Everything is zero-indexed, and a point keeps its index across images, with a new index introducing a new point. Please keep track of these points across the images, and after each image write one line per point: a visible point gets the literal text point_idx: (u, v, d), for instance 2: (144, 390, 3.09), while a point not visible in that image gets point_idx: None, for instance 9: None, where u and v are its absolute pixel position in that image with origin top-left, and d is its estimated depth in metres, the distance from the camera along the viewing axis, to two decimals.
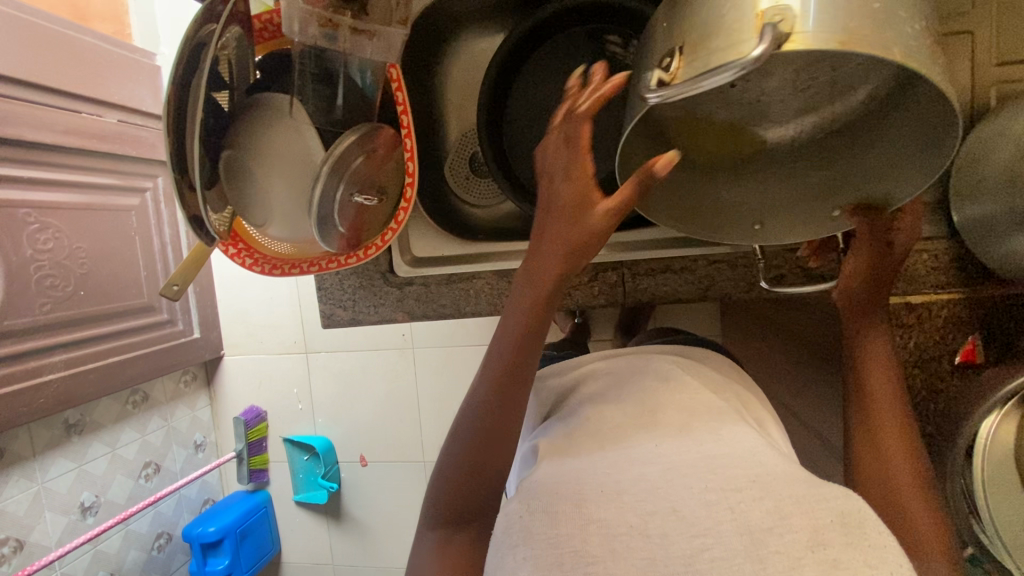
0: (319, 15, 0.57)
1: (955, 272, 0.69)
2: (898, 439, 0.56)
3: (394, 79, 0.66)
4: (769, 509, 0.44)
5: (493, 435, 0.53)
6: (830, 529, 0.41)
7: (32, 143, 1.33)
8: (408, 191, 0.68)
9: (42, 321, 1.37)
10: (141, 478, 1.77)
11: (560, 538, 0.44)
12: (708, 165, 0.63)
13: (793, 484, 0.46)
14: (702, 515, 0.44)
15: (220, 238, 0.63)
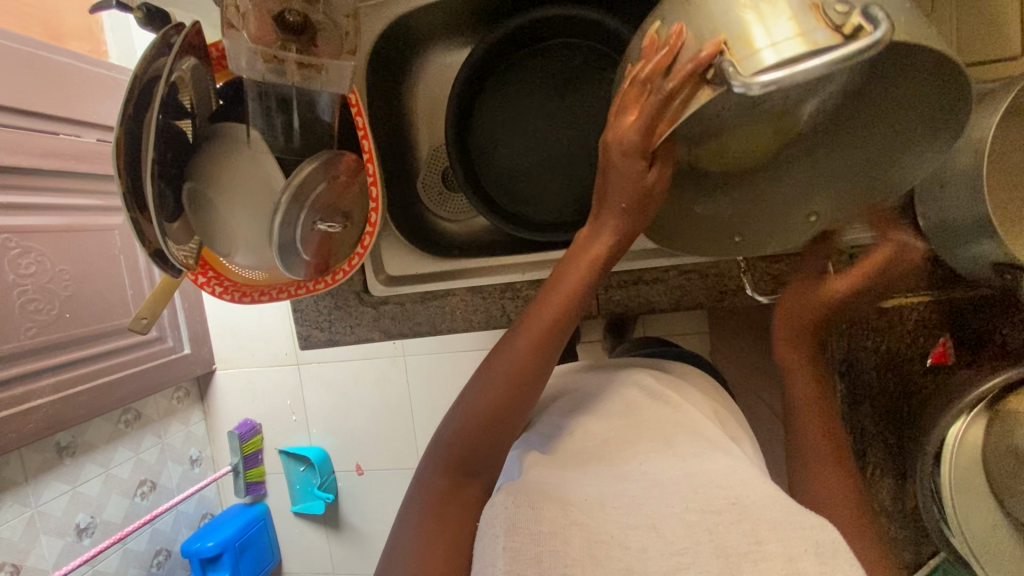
0: (263, 51, 0.58)
1: (925, 275, 0.69)
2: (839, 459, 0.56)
3: (354, 104, 0.65)
4: (745, 532, 0.45)
5: (483, 444, 0.53)
6: (804, 559, 0.43)
7: (9, 168, 1.32)
8: (373, 215, 0.69)
9: (28, 346, 1.37)
10: (137, 496, 1.77)
11: (543, 535, 0.44)
12: (690, 179, 0.65)
13: (766, 507, 0.47)
14: (680, 535, 0.46)
15: (187, 269, 0.63)
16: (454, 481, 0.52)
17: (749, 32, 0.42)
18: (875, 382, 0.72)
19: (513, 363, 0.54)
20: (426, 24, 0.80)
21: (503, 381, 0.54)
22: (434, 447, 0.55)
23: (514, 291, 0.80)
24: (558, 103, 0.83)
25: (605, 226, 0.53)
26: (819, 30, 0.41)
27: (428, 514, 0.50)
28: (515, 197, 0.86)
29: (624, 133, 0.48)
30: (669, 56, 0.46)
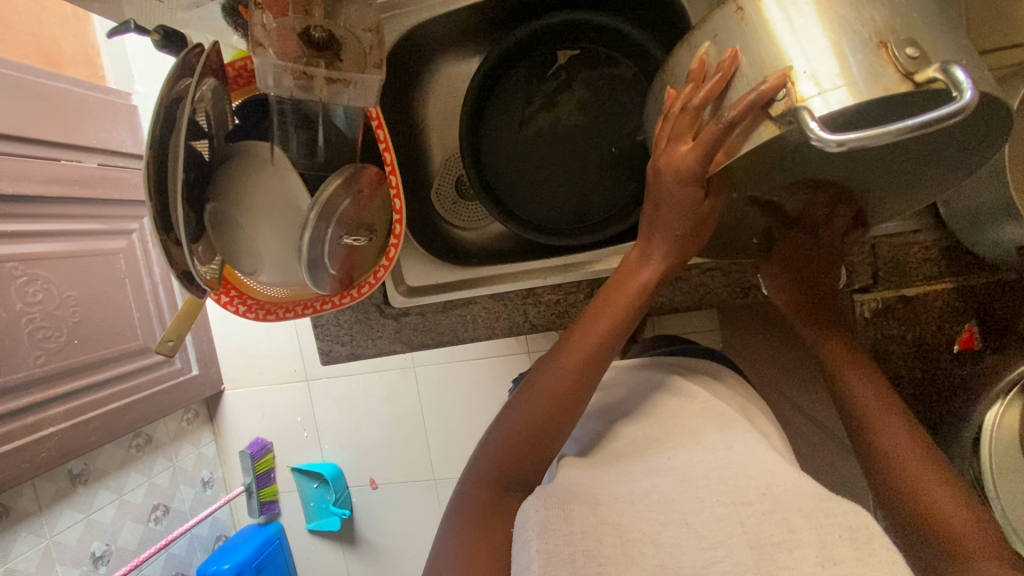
0: (292, 67, 0.59)
1: (946, 262, 0.69)
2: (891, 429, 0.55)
3: (375, 118, 0.65)
4: (778, 522, 0.44)
5: (523, 459, 0.54)
6: (840, 546, 0.41)
7: (13, 196, 1.32)
8: (396, 227, 0.68)
9: (37, 375, 1.35)
10: (151, 521, 1.75)
11: (576, 537, 0.43)
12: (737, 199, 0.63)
13: (801, 496, 0.46)
14: (713, 528, 0.45)
15: (210, 288, 0.62)
16: (493, 494, 0.53)
17: (815, 71, 0.43)
18: (903, 370, 0.73)
19: (562, 379, 0.55)
20: (433, 34, 0.80)
21: (547, 399, 0.55)
22: (476, 460, 0.56)
23: (535, 297, 0.80)
24: (569, 107, 0.84)
25: (656, 251, 0.56)
26: (888, 75, 0.41)
27: (465, 526, 0.51)
28: (533, 202, 0.86)
29: (680, 160, 0.50)
30: (723, 81, 0.48)
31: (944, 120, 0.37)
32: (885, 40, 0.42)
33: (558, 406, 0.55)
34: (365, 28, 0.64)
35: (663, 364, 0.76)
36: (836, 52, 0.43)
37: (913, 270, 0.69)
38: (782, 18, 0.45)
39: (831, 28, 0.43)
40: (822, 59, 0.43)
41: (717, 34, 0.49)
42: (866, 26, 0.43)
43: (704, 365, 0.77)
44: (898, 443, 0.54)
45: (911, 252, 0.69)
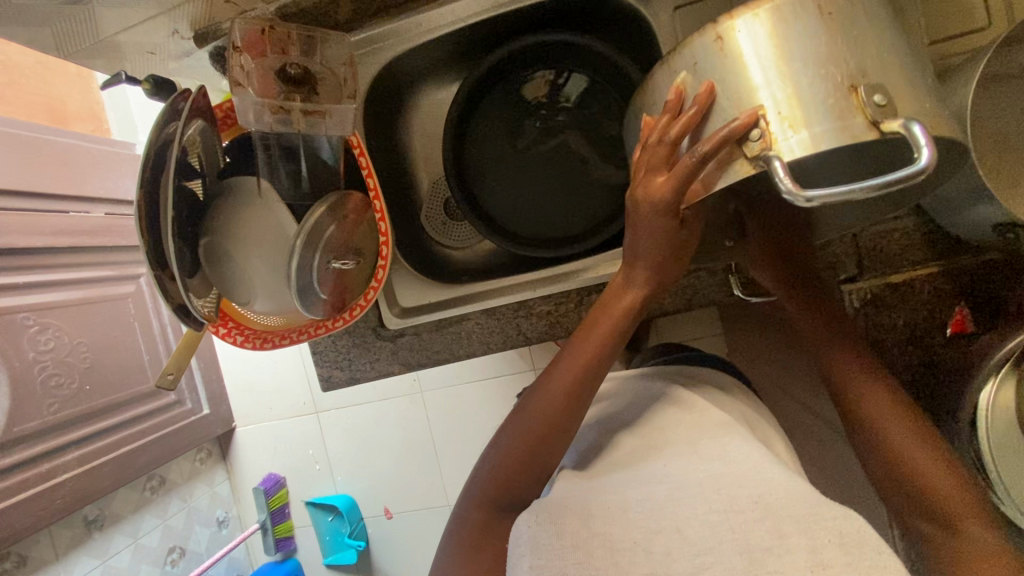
0: (271, 103, 0.63)
1: (929, 246, 0.69)
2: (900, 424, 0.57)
3: (356, 146, 0.66)
4: (768, 529, 0.44)
5: (516, 481, 0.55)
6: (829, 551, 0.42)
7: (24, 249, 1.37)
8: (383, 249, 0.69)
9: (51, 422, 1.38)
10: (167, 564, 1.75)
11: (567, 552, 0.45)
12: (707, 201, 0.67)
13: (793, 501, 0.46)
14: (705, 533, 0.45)
15: (209, 322, 0.65)
16: (488, 512, 0.54)
17: (788, 112, 0.44)
18: (898, 359, 0.72)
19: (551, 406, 0.56)
20: (411, 65, 0.83)
21: (538, 423, 0.55)
22: (474, 478, 0.57)
23: (527, 310, 0.81)
24: (552, 121, 0.86)
25: (638, 278, 0.57)
26: (857, 124, 0.43)
27: (459, 543, 0.52)
28: (514, 214, 0.88)
29: (655, 193, 0.50)
30: (699, 114, 0.48)
31: (912, 181, 0.38)
32: (855, 85, 0.44)
33: (545, 433, 0.55)
34: (341, 63, 0.68)
35: (663, 370, 0.77)
36: (810, 98, 0.44)
37: (896, 256, 0.70)
38: (762, 57, 0.46)
39: (807, 67, 0.44)
40: (792, 101, 0.44)
41: (697, 62, 0.49)
42: (837, 64, 0.44)
43: (702, 372, 0.76)
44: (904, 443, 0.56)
45: (892, 239, 0.70)
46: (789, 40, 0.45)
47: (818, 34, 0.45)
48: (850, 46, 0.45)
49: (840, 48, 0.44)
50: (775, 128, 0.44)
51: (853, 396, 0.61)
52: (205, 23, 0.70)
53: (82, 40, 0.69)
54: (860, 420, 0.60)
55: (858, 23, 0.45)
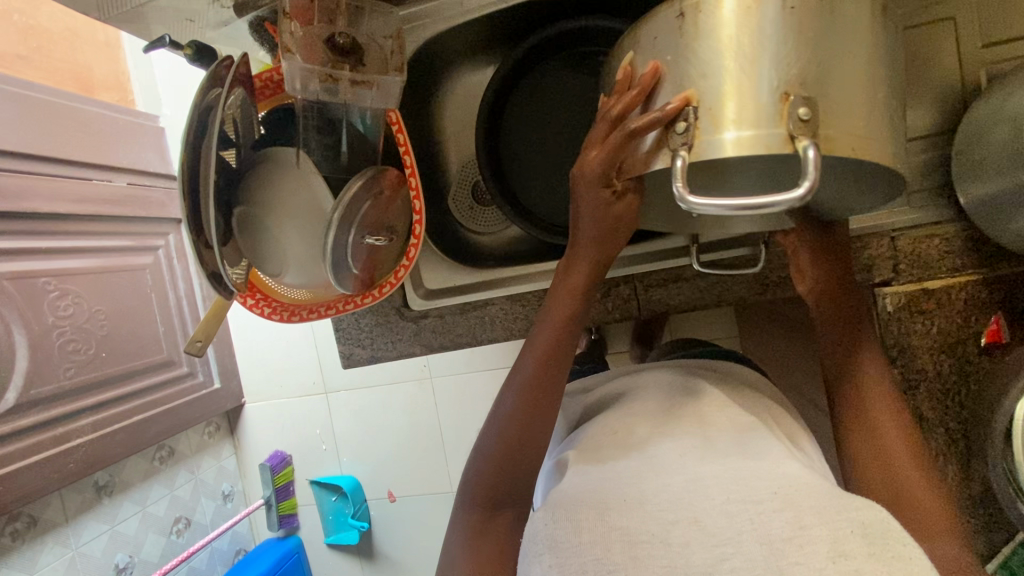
0: (319, 71, 0.62)
1: (968, 253, 0.68)
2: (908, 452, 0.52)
3: (393, 121, 0.67)
4: (788, 519, 0.44)
5: (509, 479, 0.56)
6: (852, 540, 0.42)
7: (47, 214, 1.38)
8: (417, 228, 0.69)
9: (67, 386, 1.40)
10: (173, 534, 1.77)
11: (583, 548, 0.45)
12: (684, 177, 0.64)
13: (812, 494, 0.46)
14: (724, 524, 0.45)
15: (238, 290, 0.64)
16: (483, 513, 0.55)
17: (719, 113, 0.45)
18: (931, 367, 0.71)
19: (513, 400, 0.58)
20: (446, 47, 0.82)
21: (510, 419, 0.57)
22: (468, 477, 0.58)
23: None
24: (586, 108, 0.85)
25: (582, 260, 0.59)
26: (775, 134, 0.44)
27: (472, 556, 0.53)
28: (540, 201, 0.87)
29: (588, 163, 0.53)
30: (642, 94, 0.50)
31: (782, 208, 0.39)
32: (789, 88, 0.44)
33: (516, 430, 0.57)
34: (385, 35, 0.66)
35: (683, 363, 0.78)
36: (751, 99, 0.44)
37: (932, 261, 0.69)
38: (714, 43, 0.45)
39: (749, 62, 0.44)
40: (729, 102, 0.45)
41: (656, 38, 0.50)
42: (775, 66, 0.44)
43: (725, 368, 0.76)
44: (909, 470, 0.51)
45: (930, 245, 0.68)
46: (745, 28, 0.44)
47: (770, 29, 0.44)
48: (800, 48, 0.44)
49: (784, 48, 0.44)
50: (701, 124, 0.45)
51: (862, 412, 0.56)
52: None
53: (123, 3, 0.69)
54: (858, 434, 0.55)
55: (819, 24, 0.44)
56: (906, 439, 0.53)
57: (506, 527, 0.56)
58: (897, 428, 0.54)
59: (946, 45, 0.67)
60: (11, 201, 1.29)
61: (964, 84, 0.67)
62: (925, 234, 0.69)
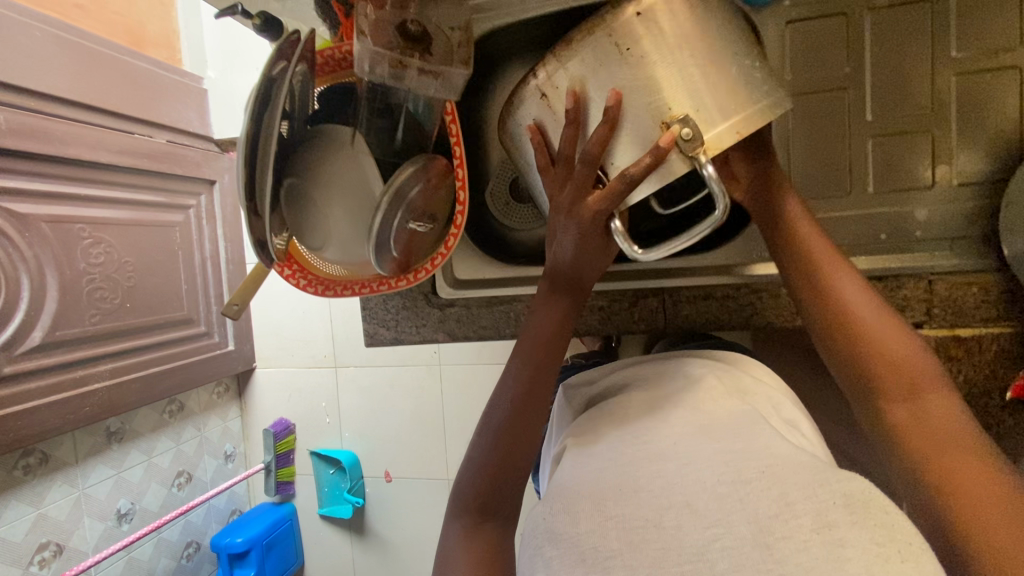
0: (389, 57, 0.59)
1: (1005, 306, 0.68)
2: (915, 389, 0.52)
3: (450, 113, 0.67)
4: (774, 497, 0.43)
5: (500, 492, 0.59)
6: (834, 512, 0.41)
7: (89, 162, 1.41)
8: (458, 218, 0.69)
9: (90, 331, 1.43)
10: (174, 486, 1.81)
11: (580, 538, 0.45)
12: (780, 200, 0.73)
13: (795, 471, 0.45)
14: (713, 507, 0.44)
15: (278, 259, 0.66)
16: (474, 521, 0.58)
17: (628, 146, 0.55)
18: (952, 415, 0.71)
19: (503, 415, 0.60)
20: (502, 42, 0.83)
21: (496, 436, 0.60)
22: (462, 483, 0.60)
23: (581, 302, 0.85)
24: None
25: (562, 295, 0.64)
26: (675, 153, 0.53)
27: (470, 552, 0.55)
28: None
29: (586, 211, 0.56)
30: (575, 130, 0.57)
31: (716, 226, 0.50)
32: (663, 104, 0.53)
33: (503, 446, 0.59)
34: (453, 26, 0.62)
35: (690, 351, 0.76)
36: (642, 130, 0.54)
37: (967, 307, 0.68)
38: (592, 87, 0.56)
39: (631, 98, 0.54)
40: (632, 137, 0.55)
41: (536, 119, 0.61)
42: (641, 93, 0.54)
43: (733, 356, 0.75)
44: (920, 405, 0.51)
45: (968, 293, 0.68)
46: (609, 65, 0.54)
47: (621, 63, 0.54)
48: (650, 69, 0.54)
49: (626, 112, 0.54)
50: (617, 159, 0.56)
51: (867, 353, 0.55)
52: None
53: None
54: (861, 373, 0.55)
55: (656, 47, 0.53)
56: (912, 377, 0.53)
57: (501, 531, 0.58)
58: (902, 363, 0.53)
59: (1005, 91, 0.66)
60: (58, 146, 1.33)
61: (1019, 135, 0.66)
62: (968, 280, 0.68)
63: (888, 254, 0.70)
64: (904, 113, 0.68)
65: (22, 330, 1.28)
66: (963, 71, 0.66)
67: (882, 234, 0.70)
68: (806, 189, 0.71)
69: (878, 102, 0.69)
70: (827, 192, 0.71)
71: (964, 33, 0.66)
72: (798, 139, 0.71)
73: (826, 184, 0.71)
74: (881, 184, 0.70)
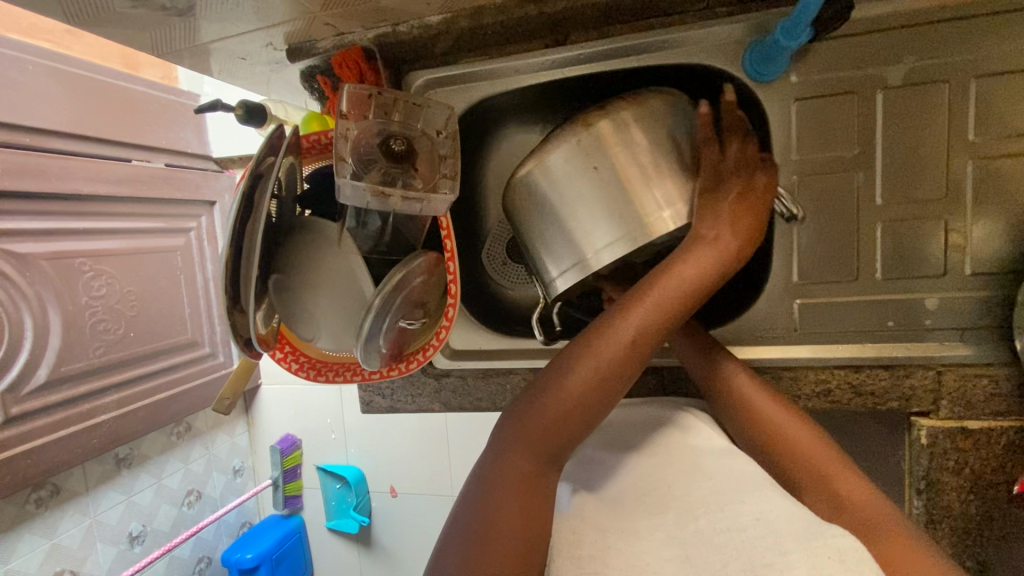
0: (372, 188, 0.59)
1: (1016, 400, 0.65)
2: (845, 476, 0.54)
3: (444, 228, 0.66)
4: (769, 547, 0.43)
5: (562, 442, 0.51)
6: (827, 564, 0.40)
7: (87, 195, 1.40)
8: (449, 309, 0.68)
9: (96, 364, 1.43)
10: (184, 505, 1.84)
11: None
12: (788, 290, 0.70)
13: (791, 522, 0.45)
14: (712, 563, 0.44)
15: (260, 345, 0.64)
16: (534, 473, 0.49)
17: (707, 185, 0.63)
18: (959, 500, 0.69)
19: (590, 363, 0.52)
20: (499, 104, 0.80)
21: (578, 385, 0.51)
22: (506, 437, 0.52)
23: None
24: None
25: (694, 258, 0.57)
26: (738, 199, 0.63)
27: (520, 510, 0.46)
28: None
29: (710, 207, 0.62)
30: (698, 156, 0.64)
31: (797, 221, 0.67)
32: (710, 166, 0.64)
33: (579, 394, 0.51)
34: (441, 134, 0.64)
35: (673, 399, 0.74)
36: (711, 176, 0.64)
37: (973, 398, 0.67)
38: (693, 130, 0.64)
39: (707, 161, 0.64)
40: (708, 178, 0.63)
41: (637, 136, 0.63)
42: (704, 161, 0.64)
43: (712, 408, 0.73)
44: (852, 489, 0.52)
45: (977, 386, 0.66)
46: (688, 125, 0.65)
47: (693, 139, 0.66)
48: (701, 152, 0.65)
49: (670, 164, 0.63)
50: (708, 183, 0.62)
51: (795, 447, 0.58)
52: (301, 40, 0.71)
53: (178, 43, 0.69)
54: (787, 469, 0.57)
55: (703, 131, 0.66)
56: (839, 465, 0.55)
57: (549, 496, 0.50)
58: (826, 454, 0.56)
59: None
60: (55, 182, 1.31)
61: None
62: (977, 372, 0.66)
63: (895, 342, 0.68)
64: (915, 197, 0.65)
65: (27, 368, 1.27)
66: (980, 154, 0.63)
67: (890, 321, 0.67)
68: (812, 275, 0.69)
69: (888, 185, 0.65)
70: (832, 276, 0.69)
71: (982, 116, 0.62)
72: (803, 223, 0.69)
73: (828, 267, 0.68)
74: (897, 269, 0.67)
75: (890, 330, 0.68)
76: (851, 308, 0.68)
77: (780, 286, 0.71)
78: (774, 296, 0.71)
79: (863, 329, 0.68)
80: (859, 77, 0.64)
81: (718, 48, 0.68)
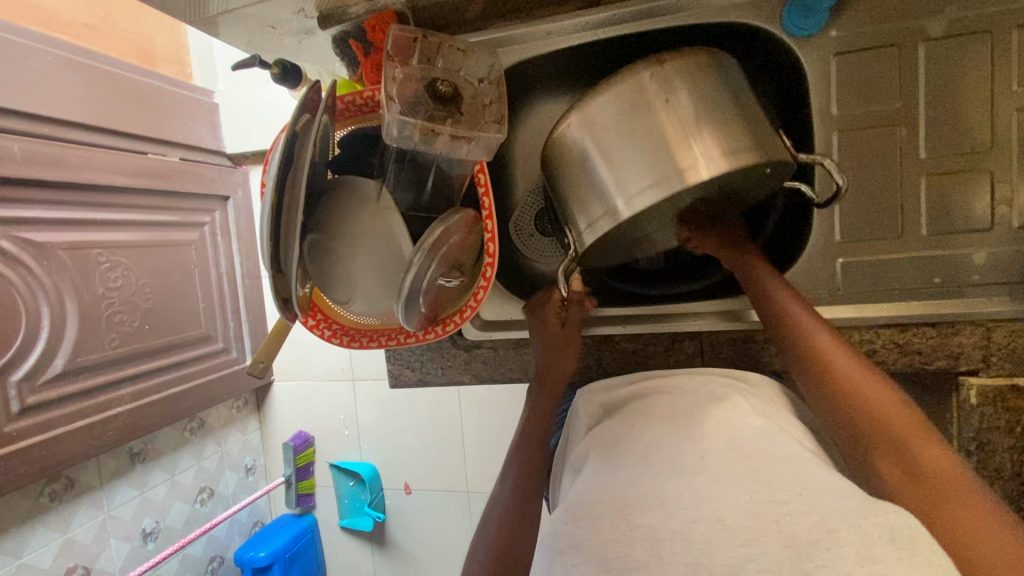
0: (420, 125, 0.58)
1: None
2: (922, 435, 0.51)
3: (482, 184, 0.66)
4: (814, 521, 0.42)
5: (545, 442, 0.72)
6: (878, 544, 0.39)
7: (103, 185, 1.40)
8: (487, 270, 0.66)
9: (111, 357, 1.42)
10: (197, 502, 1.82)
11: (604, 547, 0.44)
12: (829, 249, 0.69)
13: (839, 496, 0.44)
14: (745, 524, 0.43)
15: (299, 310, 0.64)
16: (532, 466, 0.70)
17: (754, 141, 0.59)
18: (1010, 461, 0.67)
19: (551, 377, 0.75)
20: (530, 72, 0.80)
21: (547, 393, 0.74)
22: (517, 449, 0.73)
23: (611, 343, 0.83)
24: None
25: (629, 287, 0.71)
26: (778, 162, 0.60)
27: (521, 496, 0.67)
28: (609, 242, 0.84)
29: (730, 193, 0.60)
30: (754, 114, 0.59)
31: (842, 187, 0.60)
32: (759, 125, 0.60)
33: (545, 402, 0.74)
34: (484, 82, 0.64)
35: (711, 368, 0.73)
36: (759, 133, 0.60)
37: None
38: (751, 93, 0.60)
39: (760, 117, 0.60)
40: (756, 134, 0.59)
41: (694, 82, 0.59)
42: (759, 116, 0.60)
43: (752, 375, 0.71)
44: (927, 453, 0.50)
45: None
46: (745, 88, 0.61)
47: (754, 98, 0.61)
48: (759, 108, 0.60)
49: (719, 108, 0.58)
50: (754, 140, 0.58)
51: (868, 407, 0.55)
52: (334, 4, 0.70)
53: (212, 7, 0.68)
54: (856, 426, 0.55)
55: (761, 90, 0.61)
56: (914, 424, 0.52)
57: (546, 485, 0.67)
58: (901, 411, 0.53)
59: None
60: (72, 172, 1.31)
61: None
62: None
63: (940, 299, 0.67)
64: (961, 149, 0.64)
65: (44, 358, 1.26)
66: None
67: (936, 278, 0.66)
68: (855, 232, 0.68)
69: (932, 139, 0.65)
70: (876, 231, 0.67)
71: None
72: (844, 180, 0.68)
73: (873, 222, 0.67)
74: (945, 221, 0.65)
75: (936, 287, 0.67)
76: (896, 263, 0.67)
77: (822, 243, 0.69)
78: (815, 255, 0.70)
79: (908, 285, 0.67)
80: (902, 29, 0.64)
81: (758, 6, 0.67)
